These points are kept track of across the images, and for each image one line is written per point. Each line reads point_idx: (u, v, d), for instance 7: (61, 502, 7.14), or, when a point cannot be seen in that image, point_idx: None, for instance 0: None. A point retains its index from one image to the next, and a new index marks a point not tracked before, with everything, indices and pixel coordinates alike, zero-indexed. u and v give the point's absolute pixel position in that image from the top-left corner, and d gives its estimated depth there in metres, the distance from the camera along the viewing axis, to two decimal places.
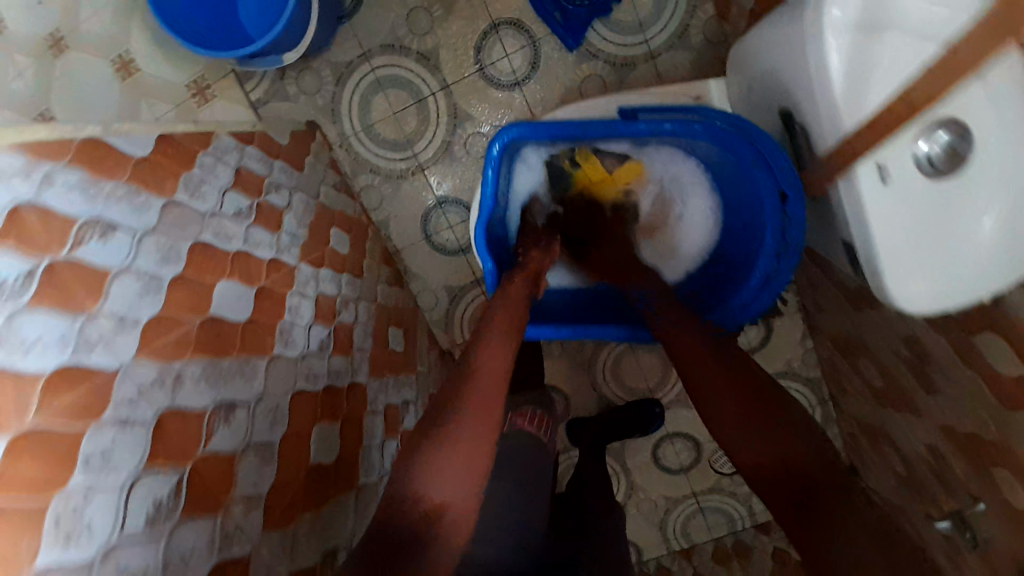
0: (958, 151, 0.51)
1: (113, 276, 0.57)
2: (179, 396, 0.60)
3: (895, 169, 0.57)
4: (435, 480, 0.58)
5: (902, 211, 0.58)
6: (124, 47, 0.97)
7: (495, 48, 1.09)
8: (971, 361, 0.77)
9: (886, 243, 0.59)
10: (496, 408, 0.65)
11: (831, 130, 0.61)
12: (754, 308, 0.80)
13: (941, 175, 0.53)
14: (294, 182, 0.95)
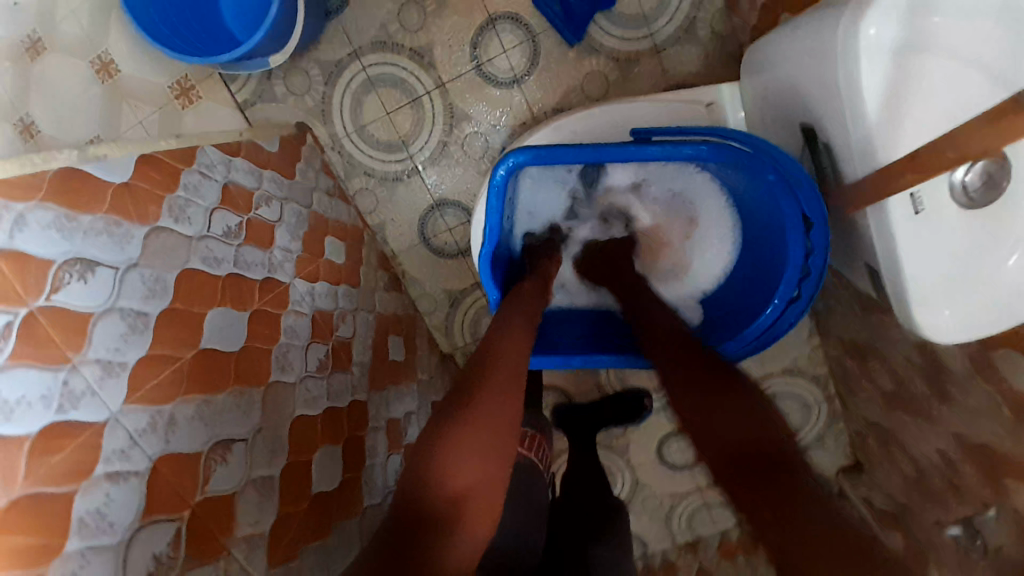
0: (995, 178, 0.52)
1: (96, 320, 0.54)
2: (174, 439, 0.58)
3: (929, 198, 0.56)
4: (459, 456, 0.60)
5: (934, 241, 0.57)
6: (102, 46, 0.90)
7: (492, 44, 1.04)
8: (990, 373, 0.74)
9: (915, 270, 0.58)
10: (517, 394, 0.67)
11: (855, 155, 0.60)
12: (776, 329, 0.83)
13: (974, 206, 0.54)
14: (284, 192, 0.91)
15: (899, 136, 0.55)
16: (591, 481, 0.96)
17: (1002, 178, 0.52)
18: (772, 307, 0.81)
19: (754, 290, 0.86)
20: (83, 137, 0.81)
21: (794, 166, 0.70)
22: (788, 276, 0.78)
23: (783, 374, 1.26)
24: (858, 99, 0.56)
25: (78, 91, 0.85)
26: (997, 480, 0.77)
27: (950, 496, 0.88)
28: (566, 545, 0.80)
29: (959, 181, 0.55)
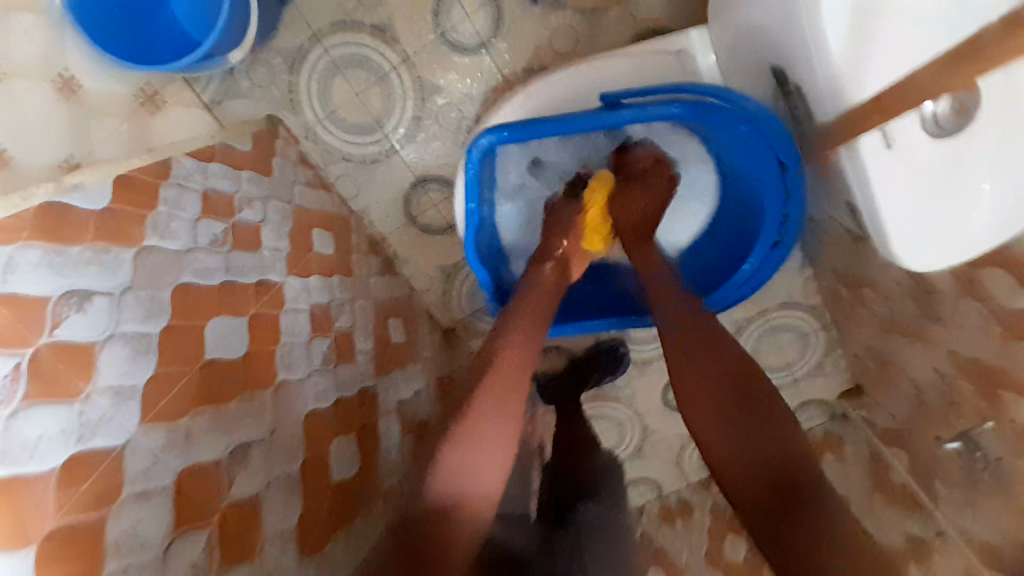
0: (966, 105, 0.55)
1: (101, 349, 0.55)
2: (193, 452, 0.59)
3: (899, 132, 0.59)
4: (464, 472, 0.61)
5: (908, 176, 0.59)
6: (61, 62, 0.78)
7: (453, 10, 1.02)
8: (977, 292, 0.76)
9: (892, 206, 0.60)
10: (518, 395, 0.68)
11: (826, 97, 0.60)
12: (757, 277, 0.89)
13: (943, 132, 0.57)
14: (265, 191, 0.90)
15: (866, 77, 0.55)
16: (581, 443, 0.98)
17: (971, 105, 0.55)
18: (756, 254, 0.86)
19: (733, 239, 0.91)
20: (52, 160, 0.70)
21: (765, 115, 0.72)
22: (769, 222, 0.82)
23: (779, 308, 1.28)
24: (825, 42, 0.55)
25: (45, 111, 0.74)
26: (995, 394, 0.80)
27: (949, 411, 0.92)
28: (561, 497, 0.83)
29: (929, 113, 0.58)
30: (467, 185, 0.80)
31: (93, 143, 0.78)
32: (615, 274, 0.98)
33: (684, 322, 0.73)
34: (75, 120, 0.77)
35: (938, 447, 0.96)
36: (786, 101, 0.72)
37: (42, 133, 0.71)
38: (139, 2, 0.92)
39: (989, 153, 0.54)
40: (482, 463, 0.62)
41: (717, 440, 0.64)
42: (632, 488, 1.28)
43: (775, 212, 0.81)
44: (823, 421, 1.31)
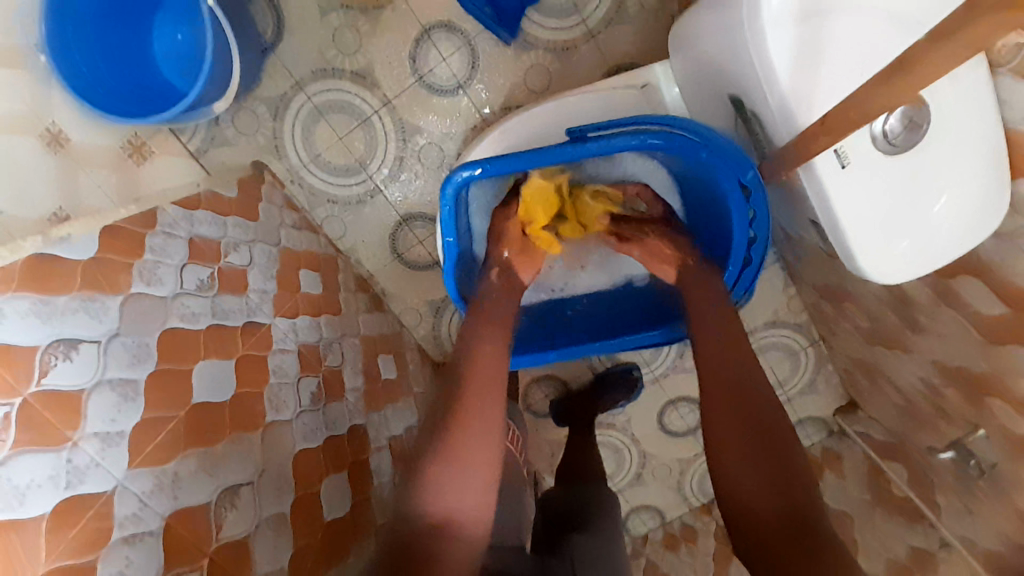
0: (917, 122, 0.57)
1: (89, 395, 0.56)
2: (181, 494, 0.59)
3: (854, 150, 0.58)
4: (438, 494, 0.60)
5: (864, 188, 0.59)
6: (50, 116, 0.84)
7: (430, 55, 1.05)
8: (952, 300, 0.78)
9: (854, 216, 0.60)
10: (491, 411, 0.66)
11: (776, 122, 0.62)
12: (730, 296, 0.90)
13: (896, 148, 0.58)
14: (251, 235, 0.92)
15: (808, 100, 0.58)
16: (574, 476, 0.97)
17: (924, 122, 0.57)
18: (728, 276, 0.87)
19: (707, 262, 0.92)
20: (38, 212, 0.77)
21: (727, 144, 0.75)
22: (738, 244, 0.83)
23: (766, 327, 1.29)
24: (771, 65, 0.57)
25: (33, 166, 0.80)
26: (981, 399, 0.81)
27: (941, 420, 0.93)
28: (552, 535, 0.82)
29: (879, 130, 0.58)
30: (441, 223, 0.81)
31: (81, 191, 0.85)
32: (592, 300, 0.98)
33: (729, 335, 0.69)
34: (63, 172, 0.84)
35: (933, 457, 0.97)
36: (748, 126, 0.74)
37: (25, 185, 0.78)
38: (122, 57, 0.95)
39: (940, 168, 0.58)
40: (464, 489, 0.61)
41: (738, 486, 0.58)
42: (634, 515, 1.28)
43: (743, 233, 0.81)
44: (821, 438, 1.31)
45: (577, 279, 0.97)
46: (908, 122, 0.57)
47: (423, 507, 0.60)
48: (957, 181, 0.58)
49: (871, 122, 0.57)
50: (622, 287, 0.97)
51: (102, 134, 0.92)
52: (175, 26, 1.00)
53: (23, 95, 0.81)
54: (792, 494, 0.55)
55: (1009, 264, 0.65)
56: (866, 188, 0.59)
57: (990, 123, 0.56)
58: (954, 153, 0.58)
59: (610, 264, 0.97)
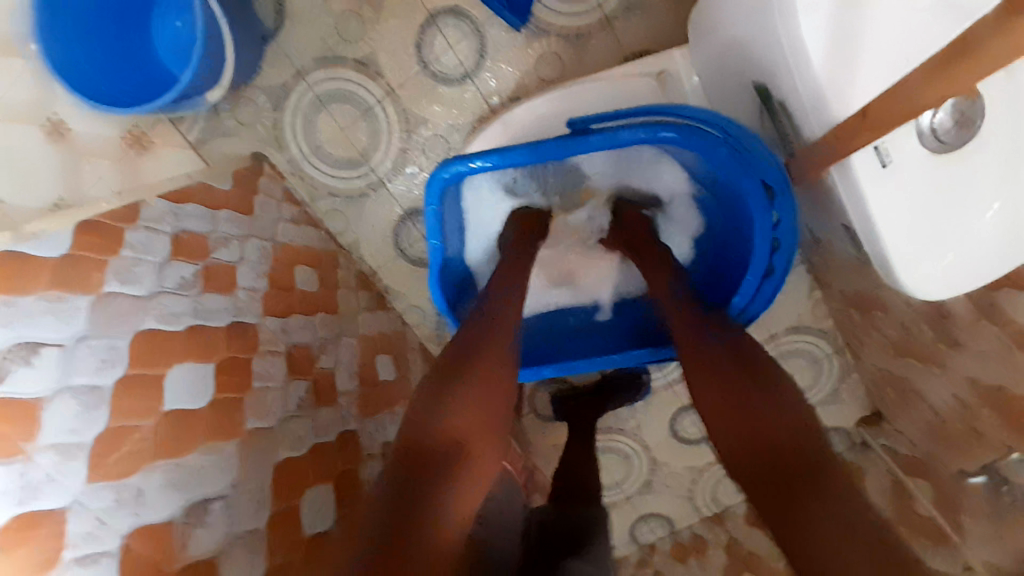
0: (972, 119, 0.50)
1: (47, 404, 0.52)
2: (145, 510, 0.56)
3: (896, 147, 0.52)
4: (453, 413, 0.60)
5: (906, 194, 0.52)
6: (51, 105, 0.78)
7: (436, 42, 1.00)
8: (995, 316, 0.70)
9: (891, 226, 0.53)
10: (500, 361, 0.68)
11: (811, 115, 0.56)
12: (751, 311, 0.81)
13: (946, 149, 0.51)
14: (244, 230, 0.88)
15: (844, 90, 0.51)
16: (578, 492, 0.91)
17: (978, 119, 0.50)
18: (747, 287, 0.78)
19: (727, 274, 0.84)
20: (41, 203, 0.67)
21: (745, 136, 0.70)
22: (761, 250, 0.75)
23: (789, 333, 1.22)
24: (802, 49, 0.51)
25: (37, 158, 0.73)
26: (1017, 425, 0.74)
27: (974, 441, 0.85)
28: (543, 559, 0.75)
29: (928, 124, 0.52)
30: (425, 225, 0.77)
31: (84, 187, 0.75)
32: (596, 322, 0.94)
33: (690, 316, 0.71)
34: (66, 164, 0.76)
35: (964, 480, 0.89)
36: (774, 121, 0.68)
37: (30, 180, 0.70)
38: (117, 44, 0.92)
39: (984, 177, 0.50)
40: (465, 422, 0.60)
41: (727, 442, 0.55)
42: (641, 522, 1.22)
43: (764, 238, 0.74)
44: (843, 449, 1.24)
45: (574, 285, 0.94)
46: (958, 118, 0.51)
47: (426, 430, 0.59)
48: (1009, 186, 0.49)
49: (920, 115, 0.51)
50: (622, 299, 0.94)
51: (103, 124, 0.86)
52: (176, 13, 0.97)
53: (20, 81, 0.74)
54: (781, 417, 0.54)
55: None
56: (909, 191, 0.52)
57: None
58: (998, 162, 0.50)
59: (608, 271, 0.94)
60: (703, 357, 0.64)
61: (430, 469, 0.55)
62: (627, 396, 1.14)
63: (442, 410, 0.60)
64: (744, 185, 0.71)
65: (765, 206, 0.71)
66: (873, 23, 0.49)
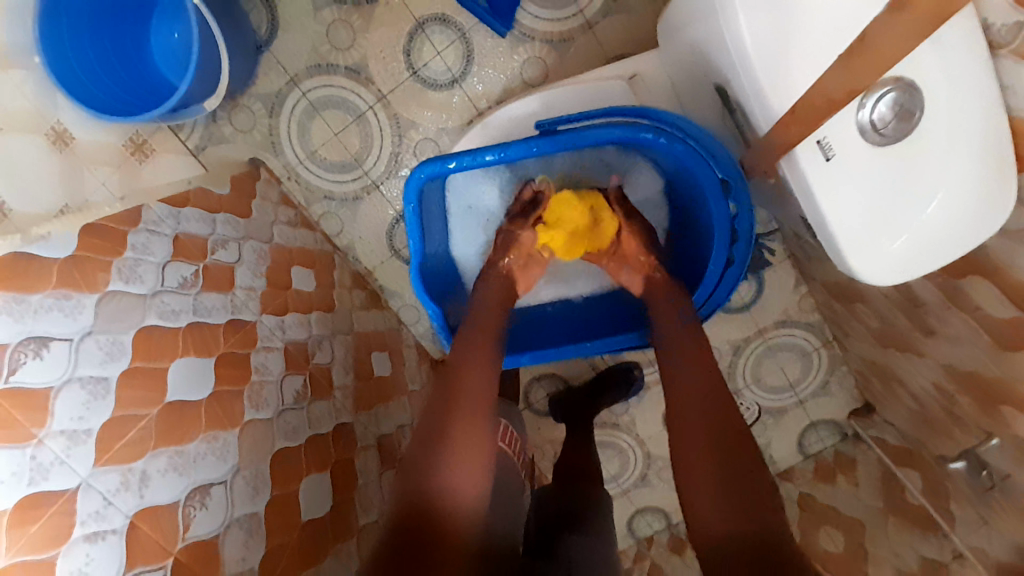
0: (912, 111, 0.51)
1: (56, 393, 0.56)
2: (148, 494, 0.59)
3: (838, 142, 0.55)
4: (454, 462, 0.61)
5: (850, 184, 0.55)
6: (53, 115, 0.81)
7: (424, 49, 1.04)
8: (961, 303, 0.73)
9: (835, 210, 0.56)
10: (491, 392, 0.68)
11: (757, 112, 0.60)
12: (715, 298, 0.85)
13: (887, 139, 0.53)
14: (241, 232, 0.92)
15: (779, 87, 0.56)
16: (579, 485, 0.91)
17: (917, 110, 0.50)
18: (709, 276, 0.82)
19: (690, 267, 0.88)
20: (44, 208, 0.68)
21: (705, 135, 0.75)
22: (721, 242, 0.79)
23: (777, 326, 1.23)
24: (744, 52, 0.57)
25: (36, 163, 0.75)
26: (994, 408, 0.77)
27: (954, 426, 0.89)
28: (545, 539, 0.79)
29: (866, 119, 0.53)
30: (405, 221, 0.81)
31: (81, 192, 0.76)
32: (572, 312, 0.97)
33: (676, 336, 0.71)
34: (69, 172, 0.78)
35: (943, 465, 0.94)
36: (734, 116, 0.71)
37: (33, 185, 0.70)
38: (119, 54, 0.96)
39: (932, 164, 0.51)
40: (463, 467, 0.61)
41: (708, 504, 0.57)
42: (638, 515, 1.26)
43: (723, 228, 0.78)
44: (834, 441, 1.27)
45: (556, 282, 0.97)
46: (902, 98, 0.51)
47: (429, 480, 0.60)
48: (947, 178, 0.51)
49: (857, 108, 0.52)
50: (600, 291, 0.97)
51: (106, 132, 0.89)
52: (171, 26, 1.01)
53: (24, 92, 0.78)
54: (755, 493, 0.56)
55: (1016, 264, 0.60)
56: (856, 183, 0.55)
57: (977, 105, 0.49)
58: (946, 149, 0.50)
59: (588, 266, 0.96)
60: (688, 389, 0.65)
61: (434, 534, 0.57)
62: (622, 390, 1.17)
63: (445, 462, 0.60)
64: (703, 181, 0.76)
65: (724, 197, 0.76)
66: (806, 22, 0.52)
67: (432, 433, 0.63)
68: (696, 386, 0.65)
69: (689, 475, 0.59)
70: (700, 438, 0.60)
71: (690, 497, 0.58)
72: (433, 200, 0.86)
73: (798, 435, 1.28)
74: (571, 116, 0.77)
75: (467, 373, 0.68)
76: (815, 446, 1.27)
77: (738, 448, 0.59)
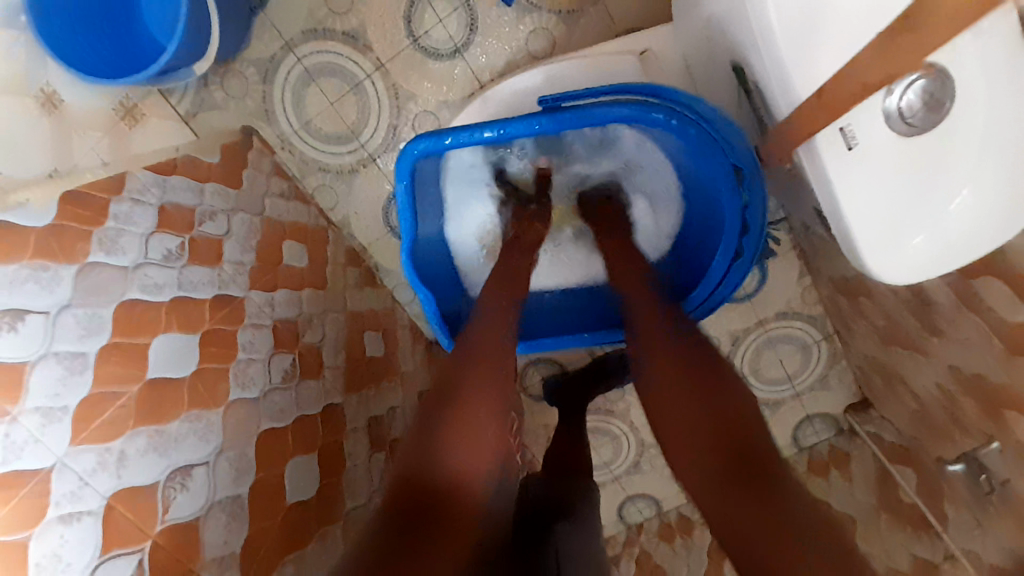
0: (941, 100, 0.49)
1: (32, 368, 0.53)
2: (127, 474, 0.57)
3: (863, 132, 0.52)
4: (456, 447, 0.59)
5: (873, 178, 0.52)
6: (42, 78, 0.80)
7: (426, 17, 0.99)
8: (973, 304, 0.70)
9: (854, 205, 0.53)
10: (500, 378, 0.67)
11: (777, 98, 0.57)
12: (720, 293, 0.84)
13: (915, 131, 0.50)
14: (231, 204, 0.89)
15: (804, 67, 0.52)
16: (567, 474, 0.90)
17: (947, 100, 0.48)
18: (715, 271, 0.81)
19: (698, 256, 0.87)
20: (33, 172, 0.68)
21: (720, 120, 0.72)
22: (730, 232, 0.77)
23: (778, 318, 1.21)
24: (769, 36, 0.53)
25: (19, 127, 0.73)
26: (999, 412, 0.75)
27: (954, 427, 0.87)
28: (533, 522, 0.76)
29: (894, 107, 0.51)
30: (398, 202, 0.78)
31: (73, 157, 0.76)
32: (571, 298, 0.95)
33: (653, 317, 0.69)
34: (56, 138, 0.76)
35: (940, 466, 0.92)
36: (751, 98, 0.68)
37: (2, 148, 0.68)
38: (105, 10, 0.92)
39: (965, 156, 0.48)
40: (467, 453, 0.59)
41: (705, 488, 0.52)
42: (629, 502, 1.25)
43: (733, 220, 0.76)
44: (829, 436, 1.26)
45: (556, 269, 0.95)
46: (939, 84, 0.48)
47: (432, 463, 0.57)
48: (979, 172, 0.48)
49: (885, 95, 0.51)
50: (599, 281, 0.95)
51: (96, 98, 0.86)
52: None
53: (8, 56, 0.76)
54: (757, 466, 0.51)
55: None
56: (878, 176, 0.52)
57: (1012, 98, 0.46)
58: (980, 140, 0.48)
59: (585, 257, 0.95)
60: (684, 366, 0.62)
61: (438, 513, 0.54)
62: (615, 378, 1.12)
63: (446, 446, 0.58)
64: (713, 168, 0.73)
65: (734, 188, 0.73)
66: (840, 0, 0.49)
67: (435, 418, 0.61)
68: (689, 364, 0.62)
69: (682, 455, 0.55)
70: (693, 411, 0.57)
71: (689, 488, 0.54)
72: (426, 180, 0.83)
73: (793, 430, 1.27)
74: (577, 93, 0.75)
75: (470, 361, 0.67)
76: (811, 440, 1.26)
77: (739, 422, 0.55)
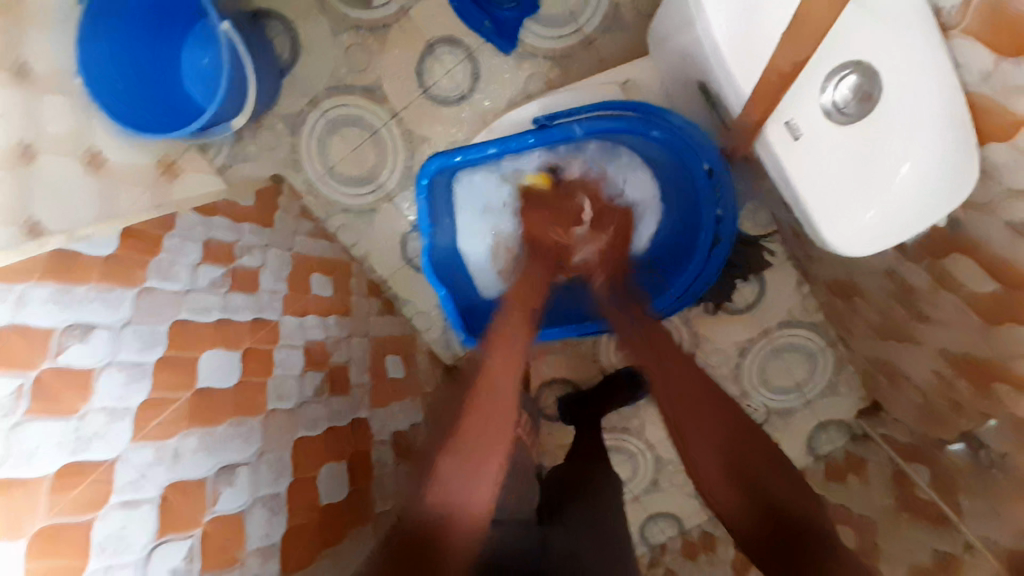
0: (871, 92, 0.60)
1: (99, 373, 0.61)
2: (180, 467, 0.64)
3: (803, 124, 0.64)
4: (464, 490, 0.70)
5: (818, 159, 0.64)
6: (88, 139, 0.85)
7: (435, 68, 1.11)
8: (946, 282, 0.76)
9: (804, 186, 0.65)
10: (505, 404, 0.79)
11: (729, 95, 0.69)
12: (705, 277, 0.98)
13: (850, 117, 0.61)
14: (265, 240, 0.98)
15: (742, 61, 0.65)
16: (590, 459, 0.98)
17: (875, 91, 0.60)
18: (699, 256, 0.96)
19: (684, 244, 1.01)
20: (76, 224, 0.71)
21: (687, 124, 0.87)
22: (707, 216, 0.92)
23: (782, 327, 1.22)
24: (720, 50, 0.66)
25: (68, 181, 0.76)
26: (989, 390, 0.77)
27: (953, 411, 0.88)
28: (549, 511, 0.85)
29: (830, 103, 0.62)
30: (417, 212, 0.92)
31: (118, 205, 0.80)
32: None
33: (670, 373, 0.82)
34: (102, 190, 0.81)
35: (943, 448, 0.93)
36: (716, 111, 0.83)
37: (47, 202, 0.71)
38: (153, 75, 1.04)
39: (900, 133, 0.59)
40: (461, 495, 0.69)
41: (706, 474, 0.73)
42: (650, 523, 1.20)
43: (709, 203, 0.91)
44: (845, 442, 1.21)
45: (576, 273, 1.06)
46: (866, 75, 0.60)
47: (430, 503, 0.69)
48: (914, 147, 0.59)
49: (820, 95, 0.62)
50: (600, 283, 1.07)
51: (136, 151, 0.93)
52: (201, 51, 1.09)
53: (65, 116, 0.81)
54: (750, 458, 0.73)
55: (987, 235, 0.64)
56: (822, 157, 0.63)
57: (934, 88, 0.58)
58: (914, 119, 0.59)
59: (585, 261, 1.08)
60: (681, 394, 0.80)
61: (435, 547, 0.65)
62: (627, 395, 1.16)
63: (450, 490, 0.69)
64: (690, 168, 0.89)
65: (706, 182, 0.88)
66: (765, 22, 0.64)
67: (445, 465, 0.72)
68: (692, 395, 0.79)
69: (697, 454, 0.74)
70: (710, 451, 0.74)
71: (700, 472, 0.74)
72: (442, 197, 0.98)
73: (806, 439, 1.23)
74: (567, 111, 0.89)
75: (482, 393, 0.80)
76: (825, 448, 1.22)
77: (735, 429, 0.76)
